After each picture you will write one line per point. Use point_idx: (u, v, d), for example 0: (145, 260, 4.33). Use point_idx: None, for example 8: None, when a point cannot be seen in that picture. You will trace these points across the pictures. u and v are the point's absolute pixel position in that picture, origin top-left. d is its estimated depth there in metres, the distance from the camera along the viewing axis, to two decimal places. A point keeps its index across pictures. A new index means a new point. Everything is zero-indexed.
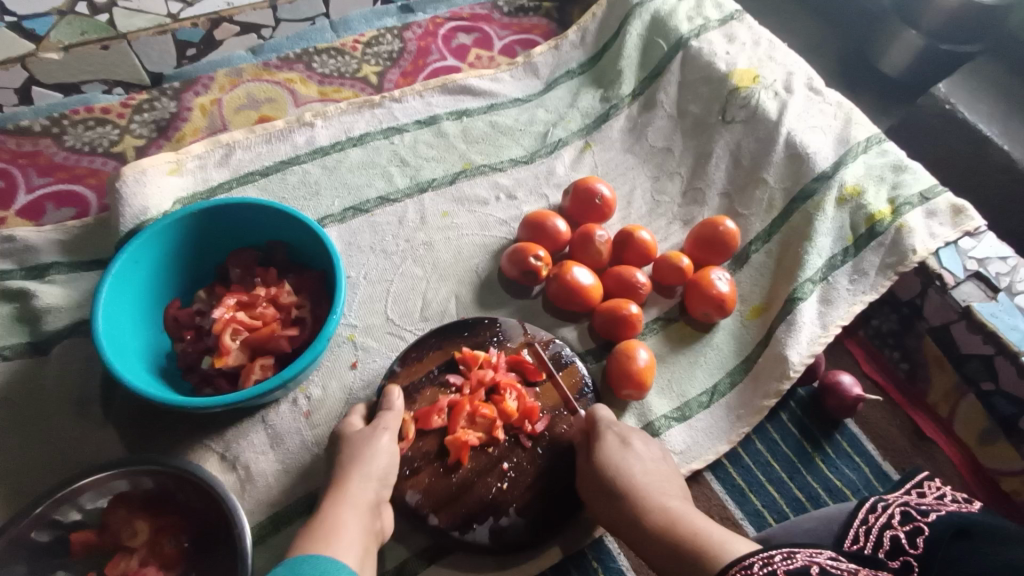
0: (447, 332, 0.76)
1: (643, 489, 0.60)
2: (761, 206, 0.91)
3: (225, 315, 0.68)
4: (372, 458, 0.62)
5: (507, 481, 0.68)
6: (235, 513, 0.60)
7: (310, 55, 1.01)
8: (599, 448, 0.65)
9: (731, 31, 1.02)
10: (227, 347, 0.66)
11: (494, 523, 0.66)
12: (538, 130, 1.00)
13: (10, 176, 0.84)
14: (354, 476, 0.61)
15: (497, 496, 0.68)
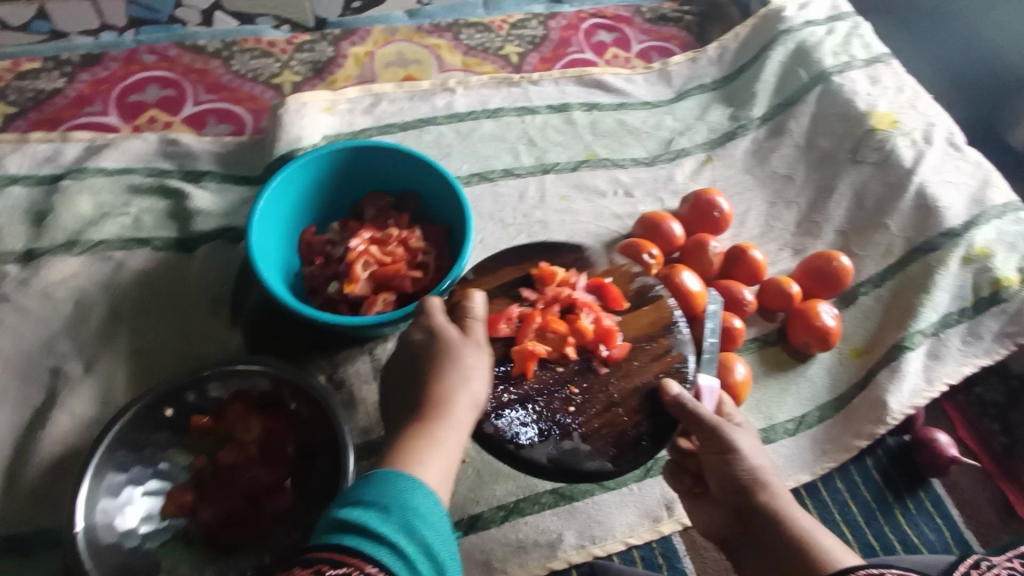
0: (528, 248, 0.73)
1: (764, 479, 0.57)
2: (878, 250, 0.89)
3: (360, 246, 0.72)
4: (467, 379, 0.53)
5: (575, 404, 0.64)
6: (342, 432, 0.63)
7: (459, 27, 1.06)
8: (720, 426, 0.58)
9: (876, 74, 1.01)
10: (357, 275, 0.70)
11: (558, 443, 0.63)
12: (663, 135, 1.01)
13: (181, 87, 0.91)
14: (454, 396, 0.52)
15: (565, 417, 0.64)
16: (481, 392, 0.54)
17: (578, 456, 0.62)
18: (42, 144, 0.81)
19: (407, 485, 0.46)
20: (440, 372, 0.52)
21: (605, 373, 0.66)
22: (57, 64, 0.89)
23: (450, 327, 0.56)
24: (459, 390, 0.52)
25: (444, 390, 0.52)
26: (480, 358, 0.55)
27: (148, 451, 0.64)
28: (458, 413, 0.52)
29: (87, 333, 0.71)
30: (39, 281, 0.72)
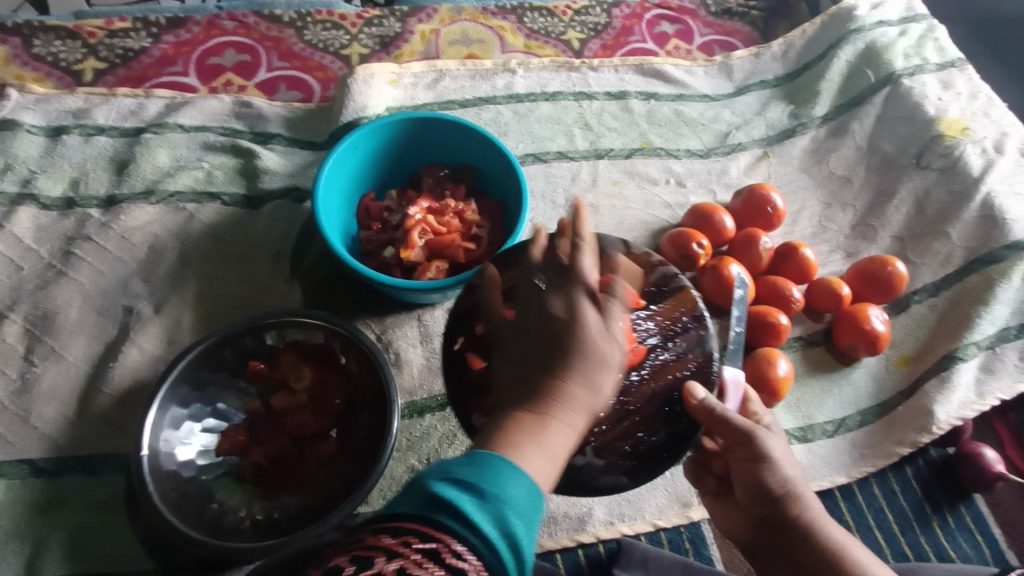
0: (554, 229, 0.70)
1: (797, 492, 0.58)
2: (936, 258, 0.87)
3: (418, 214, 0.75)
4: (596, 372, 0.44)
5: None
6: (390, 387, 0.64)
7: (524, 10, 1.07)
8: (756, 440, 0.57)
9: (949, 79, 0.98)
10: (414, 241, 0.73)
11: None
12: (720, 129, 1.00)
13: (256, 54, 0.95)
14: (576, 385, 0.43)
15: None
16: (604, 390, 0.45)
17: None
18: (127, 99, 0.87)
19: (506, 469, 0.39)
20: (568, 361, 0.43)
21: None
22: (145, 25, 0.94)
23: (588, 312, 0.45)
24: (585, 388, 0.43)
25: (573, 387, 0.43)
26: (614, 351, 0.45)
27: (210, 391, 0.68)
28: (578, 415, 0.44)
29: (158, 277, 0.76)
30: (119, 225, 0.77)
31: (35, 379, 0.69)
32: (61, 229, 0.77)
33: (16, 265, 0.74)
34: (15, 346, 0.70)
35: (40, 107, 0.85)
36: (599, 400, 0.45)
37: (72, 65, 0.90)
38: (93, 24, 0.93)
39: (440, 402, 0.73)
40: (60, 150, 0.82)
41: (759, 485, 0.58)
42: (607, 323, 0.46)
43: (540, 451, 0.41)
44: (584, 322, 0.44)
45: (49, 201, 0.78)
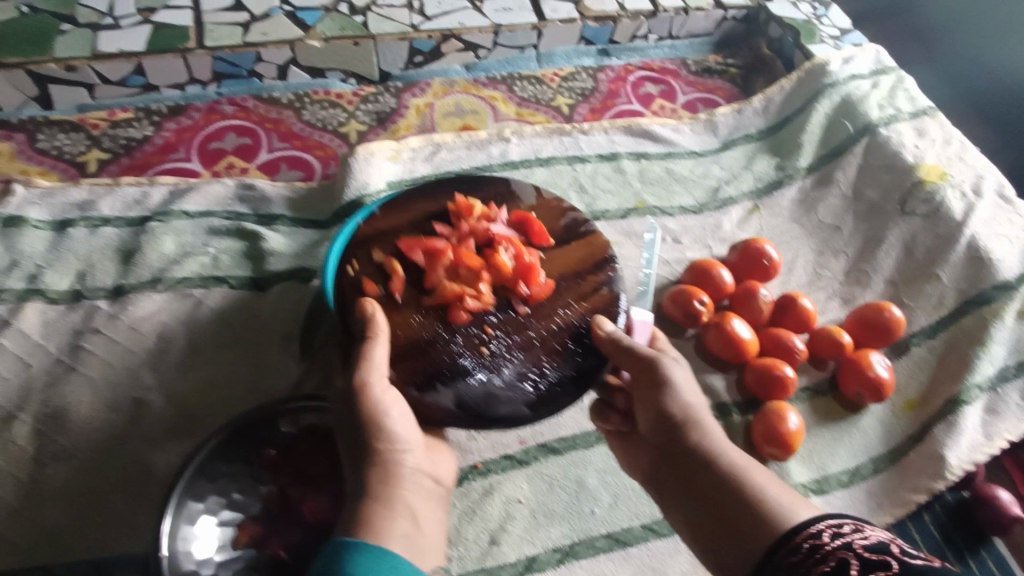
0: (455, 184, 0.77)
1: (699, 420, 0.61)
2: (929, 300, 0.89)
3: None
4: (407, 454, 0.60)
5: (486, 344, 0.68)
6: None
7: (513, 79, 1.12)
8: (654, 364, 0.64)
9: (923, 126, 1.03)
10: None
11: (464, 381, 0.66)
12: (710, 184, 1.04)
13: (257, 136, 0.98)
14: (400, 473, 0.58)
15: (474, 354, 0.67)
16: (414, 437, 0.60)
17: (491, 393, 0.65)
18: (131, 188, 0.88)
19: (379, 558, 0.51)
20: (375, 453, 0.57)
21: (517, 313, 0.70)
22: (147, 114, 0.96)
23: (373, 384, 0.59)
24: (403, 473, 0.58)
25: (384, 470, 0.57)
26: (403, 407, 0.61)
27: (224, 481, 0.66)
28: (401, 486, 0.57)
29: (167, 365, 0.76)
30: (127, 316, 0.78)
31: (45, 481, 0.68)
32: (69, 322, 0.77)
33: (23, 363, 0.74)
34: (24, 447, 0.69)
35: (45, 200, 0.86)
36: (412, 446, 0.59)
37: (77, 157, 0.92)
38: (97, 116, 0.95)
39: (456, 478, 0.72)
40: (66, 243, 0.83)
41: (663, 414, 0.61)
42: (379, 404, 0.59)
43: (393, 527, 0.54)
44: (369, 409, 0.58)
45: (56, 294, 0.79)
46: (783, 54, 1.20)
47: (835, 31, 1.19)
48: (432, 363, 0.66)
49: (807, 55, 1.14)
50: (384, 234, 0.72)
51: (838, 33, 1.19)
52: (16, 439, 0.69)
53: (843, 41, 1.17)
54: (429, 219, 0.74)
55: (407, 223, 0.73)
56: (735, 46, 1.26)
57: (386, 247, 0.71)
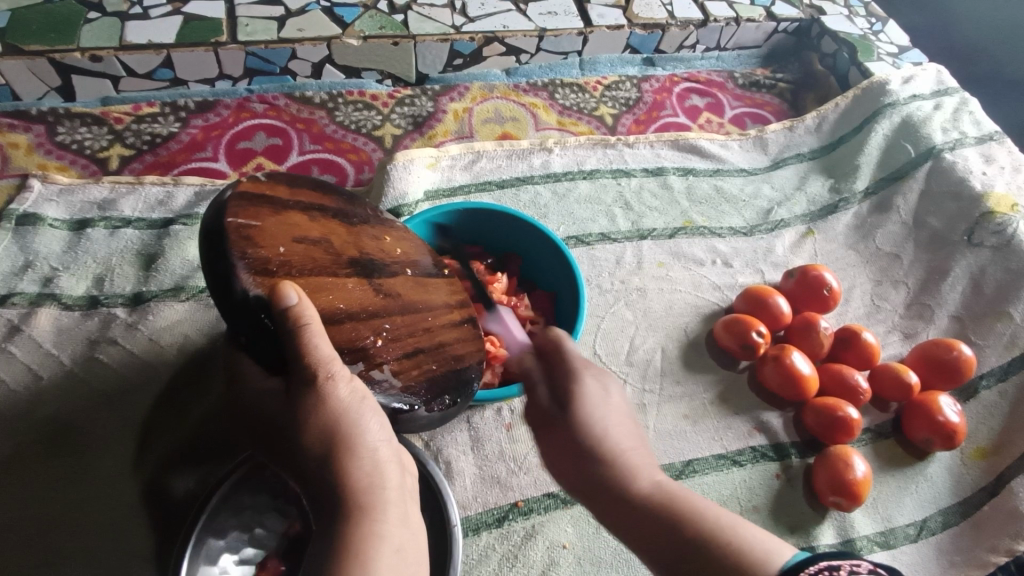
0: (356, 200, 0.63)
1: (622, 458, 0.51)
2: (1000, 340, 0.84)
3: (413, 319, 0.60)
4: (389, 474, 0.47)
5: (382, 339, 0.57)
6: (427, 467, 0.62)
7: (555, 86, 1.07)
8: (574, 395, 0.54)
9: (990, 153, 0.98)
10: (411, 361, 0.59)
11: (364, 371, 0.55)
12: (761, 205, 0.98)
13: (287, 137, 0.93)
14: (381, 488, 0.46)
15: (373, 347, 0.56)
16: (386, 428, 0.49)
17: (377, 388, 0.56)
18: (155, 187, 0.83)
19: None
20: (348, 457, 0.46)
21: (399, 312, 0.59)
22: (173, 109, 0.91)
23: (339, 389, 0.47)
24: (383, 492, 0.46)
25: (360, 476, 0.46)
26: (369, 397, 0.49)
27: (248, 514, 0.60)
28: (384, 491, 0.47)
29: (187, 381, 0.70)
30: (147, 326, 0.73)
31: (54, 505, 0.62)
32: (84, 331, 0.72)
33: (33, 373, 0.69)
34: (32, 467, 0.64)
35: (64, 198, 0.81)
36: (389, 441, 0.49)
37: (98, 153, 0.87)
38: (120, 110, 0.90)
39: (496, 518, 0.67)
40: (84, 244, 0.78)
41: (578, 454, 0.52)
42: (340, 396, 0.47)
43: (382, 549, 0.44)
44: (329, 405, 0.46)
45: (71, 300, 0.73)
46: (836, 70, 1.14)
47: (892, 49, 1.13)
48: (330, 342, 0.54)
49: (865, 73, 1.08)
50: (268, 202, 0.55)
51: (896, 50, 1.13)
52: (23, 458, 0.64)
53: (901, 59, 1.12)
54: (314, 201, 0.59)
55: (293, 196, 0.57)
56: (784, 60, 1.21)
57: (271, 213, 0.54)
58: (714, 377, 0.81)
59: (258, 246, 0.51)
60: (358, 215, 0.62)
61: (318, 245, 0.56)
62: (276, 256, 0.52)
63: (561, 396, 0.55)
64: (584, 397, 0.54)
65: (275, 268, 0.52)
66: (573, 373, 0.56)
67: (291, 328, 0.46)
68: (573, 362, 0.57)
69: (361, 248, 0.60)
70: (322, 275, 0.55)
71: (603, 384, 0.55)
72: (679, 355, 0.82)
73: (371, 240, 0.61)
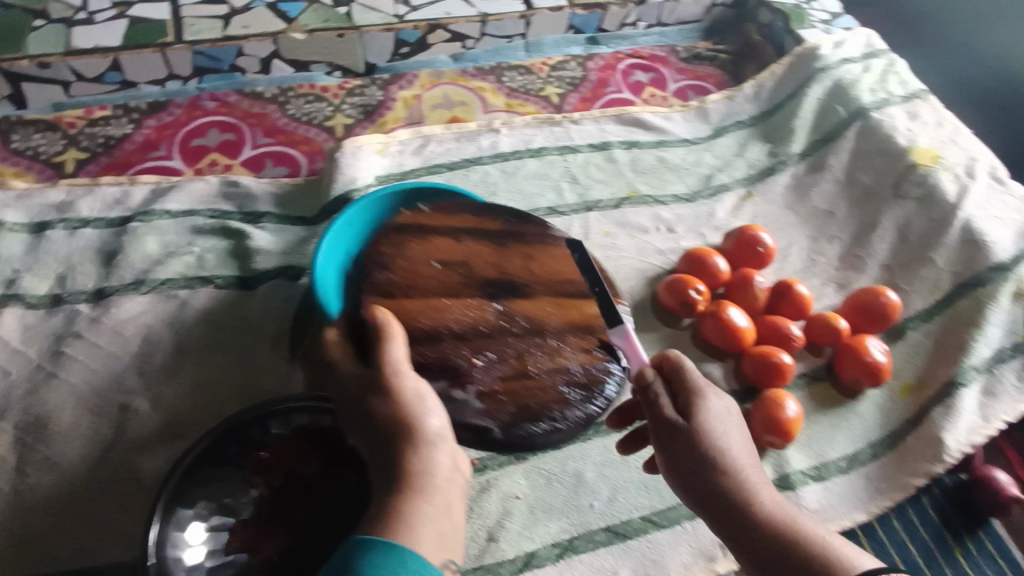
0: (495, 211, 0.77)
1: (743, 474, 0.55)
2: (925, 285, 0.89)
3: (518, 346, 0.68)
4: (442, 464, 0.53)
5: (479, 359, 0.66)
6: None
7: (502, 70, 1.10)
8: (698, 414, 0.56)
9: (915, 110, 1.02)
10: (508, 382, 0.66)
11: (446, 389, 0.64)
12: (703, 172, 1.03)
13: (240, 132, 0.95)
14: (433, 470, 0.52)
15: (464, 368, 0.66)
16: (447, 429, 0.56)
17: (461, 406, 0.64)
18: (112, 188, 0.86)
19: (397, 551, 0.45)
20: (404, 444, 0.53)
21: (513, 334, 0.69)
22: (126, 111, 0.94)
23: (408, 385, 0.57)
24: (435, 478, 0.52)
25: (416, 460, 0.52)
26: (433, 396, 0.57)
27: (215, 486, 0.65)
28: (434, 477, 0.52)
29: (154, 370, 0.73)
30: (109, 319, 0.76)
31: (31, 491, 0.66)
32: (49, 327, 0.75)
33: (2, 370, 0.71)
34: (5, 457, 0.67)
35: (22, 202, 0.83)
36: (448, 439, 0.55)
37: (54, 157, 0.89)
38: (73, 115, 0.92)
39: None
40: (44, 246, 0.80)
41: (705, 474, 0.55)
42: (408, 391, 0.56)
43: (426, 526, 0.49)
44: (398, 399, 0.56)
45: (36, 299, 0.76)
46: (773, 39, 1.18)
47: (825, 16, 1.18)
48: (424, 350, 0.66)
49: (798, 40, 1.13)
50: (418, 232, 0.73)
51: (828, 18, 1.17)
52: None
53: (833, 25, 1.16)
54: (471, 225, 0.74)
55: (451, 223, 0.74)
56: (726, 32, 1.24)
57: (417, 241, 0.72)
58: (659, 335, 0.86)
59: (389, 270, 0.69)
60: (524, 233, 0.75)
61: (453, 271, 0.71)
62: (405, 281, 0.69)
63: (686, 411, 0.57)
64: (706, 413, 0.56)
65: (396, 293, 0.68)
66: (694, 388, 0.58)
67: (377, 337, 0.61)
68: (693, 381, 0.58)
69: (504, 270, 0.72)
70: (433, 297, 0.69)
71: (724, 405, 0.58)
72: None
73: (520, 262, 0.73)
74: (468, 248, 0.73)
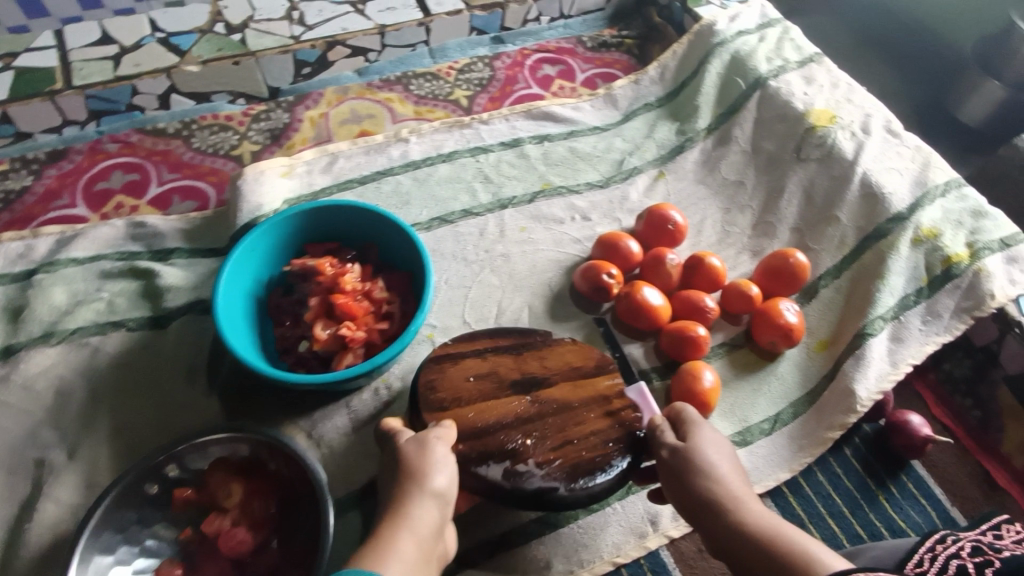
0: (500, 331, 0.77)
1: (734, 490, 0.60)
2: (832, 243, 0.92)
3: (549, 419, 0.70)
4: (429, 513, 0.56)
5: (531, 439, 0.69)
6: (309, 460, 0.67)
7: (408, 78, 1.10)
8: (693, 438, 0.64)
9: (811, 74, 1.05)
10: (536, 452, 0.68)
11: (513, 465, 0.67)
12: (614, 157, 1.05)
13: (144, 171, 0.95)
14: (415, 514, 0.56)
15: (522, 447, 0.68)
16: (450, 490, 0.59)
17: (529, 480, 0.66)
18: (14, 242, 0.85)
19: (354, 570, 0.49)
20: (409, 482, 0.58)
21: (551, 415, 0.71)
22: (25, 164, 0.93)
23: (437, 447, 0.61)
24: (417, 523, 0.55)
25: (415, 504, 0.56)
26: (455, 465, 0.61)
27: (135, 529, 0.66)
28: (414, 519, 0.55)
29: (71, 421, 0.73)
30: (19, 374, 0.75)
31: None
32: None
33: None
34: None
35: None
36: (446, 499, 0.58)
37: None
38: None
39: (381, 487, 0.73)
40: None
41: (694, 487, 0.61)
42: (437, 451, 0.61)
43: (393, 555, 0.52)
44: (425, 453, 0.60)
45: None
46: (673, 20, 1.20)
47: None
48: (480, 444, 0.68)
49: (695, 18, 1.15)
50: (452, 356, 0.74)
51: None
52: None
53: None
54: (487, 346, 0.76)
55: (489, 339, 0.76)
56: (629, 18, 1.26)
57: (452, 365, 0.73)
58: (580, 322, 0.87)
59: (436, 392, 0.71)
60: (530, 344, 0.76)
61: (486, 377, 0.73)
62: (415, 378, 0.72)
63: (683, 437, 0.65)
64: (702, 438, 0.64)
65: (448, 404, 0.70)
66: (693, 420, 0.66)
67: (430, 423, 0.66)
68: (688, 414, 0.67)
69: (524, 369, 0.73)
70: (488, 399, 0.71)
71: (719, 435, 0.65)
72: (545, 308, 0.88)
73: (535, 362, 0.75)
74: (525, 359, 0.75)
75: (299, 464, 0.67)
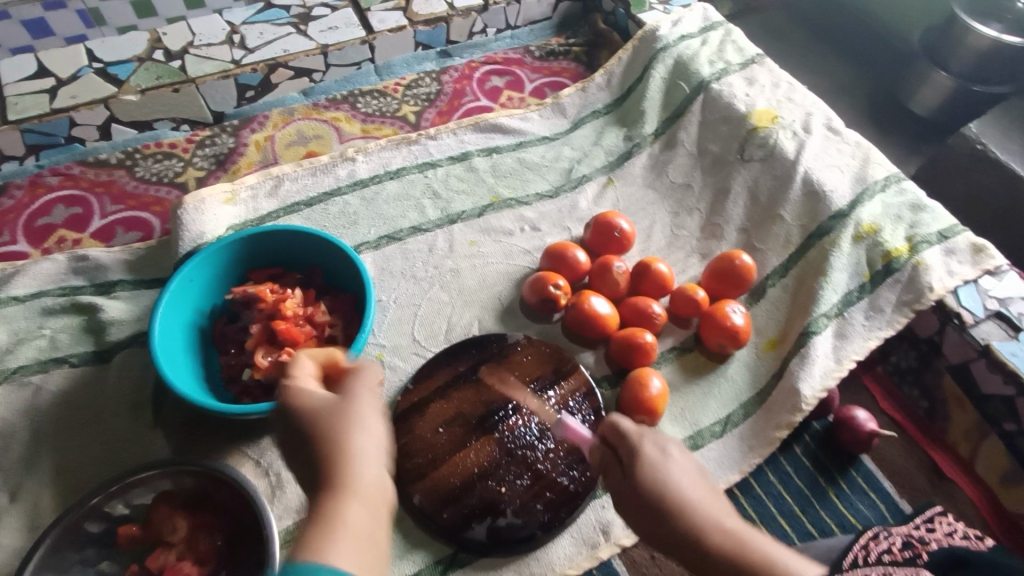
0: (457, 351, 0.82)
1: (698, 507, 0.51)
2: (778, 241, 0.93)
3: (517, 457, 0.74)
4: (367, 446, 0.50)
5: (505, 484, 0.72)
6: (253, 492, 0.66)
7: (355, 96, 1.10)
8: (638, 463, 0.54)
9: (752, 75, 1.07)
10: (513, 496, 0.71)
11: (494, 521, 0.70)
12: (563, 166, 1.05)
13: (87, 204, 0.94)
14: (355, 460, 0.48)
15: (503, 495, 0.71)
16: (375, 424, 0.51)
17: (509, 530, 0.70)
18: None
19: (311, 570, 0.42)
20: (331, 447, 0.49)
21: (518, 450, 0.74)
22: None
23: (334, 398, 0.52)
24: (358, 468, 0.48)
25: (342, 456, 0.49)
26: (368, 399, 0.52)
27: (77, 570, 0.65)
28: (360, 466, 0.48)
29: (11, 462, 0.72)
30: None
31: None
32: None
33: None
34: None
35: None
36: (372, 424, 0.51)
37: None
38: None
39: None
40: None
41: (654, 517, 0.52)
42: (342, 417, 0.51)
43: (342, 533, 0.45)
44: (326, 408, 0.51)
45: None
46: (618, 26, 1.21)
47: None
48: (460, 507, 0.71)
49: (639, 24, 1.16)
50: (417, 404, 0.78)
51: None
52: None
53: (672, 4, 1.19)
54: (450, 377, 0.79)
55: (448, 376, 0.80)
56: (575, 26, 1.27)
57: (421, 415, 0.77)
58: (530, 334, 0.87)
59: (412, 455, 0.74)
60: (489, 364, 0.80)
61: (454, 421, 0.76)
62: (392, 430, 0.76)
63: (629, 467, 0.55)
64: (648, 461, 0.54)
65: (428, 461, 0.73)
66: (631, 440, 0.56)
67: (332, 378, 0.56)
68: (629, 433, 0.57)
69: (487, 400, 0.77)
70: (460, 450, 0.74)
71: (663, 445, 0.56)
72: (495, 322, 0.88)
73: (496, 390, 0.78)
74: (485, 386, 0.79)
75: (244, 496, 0.67)
